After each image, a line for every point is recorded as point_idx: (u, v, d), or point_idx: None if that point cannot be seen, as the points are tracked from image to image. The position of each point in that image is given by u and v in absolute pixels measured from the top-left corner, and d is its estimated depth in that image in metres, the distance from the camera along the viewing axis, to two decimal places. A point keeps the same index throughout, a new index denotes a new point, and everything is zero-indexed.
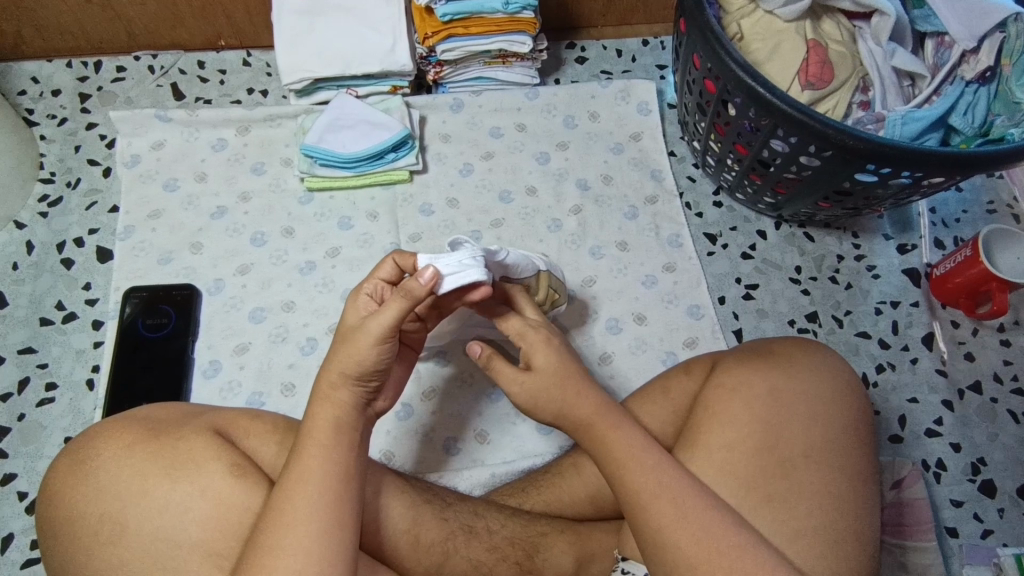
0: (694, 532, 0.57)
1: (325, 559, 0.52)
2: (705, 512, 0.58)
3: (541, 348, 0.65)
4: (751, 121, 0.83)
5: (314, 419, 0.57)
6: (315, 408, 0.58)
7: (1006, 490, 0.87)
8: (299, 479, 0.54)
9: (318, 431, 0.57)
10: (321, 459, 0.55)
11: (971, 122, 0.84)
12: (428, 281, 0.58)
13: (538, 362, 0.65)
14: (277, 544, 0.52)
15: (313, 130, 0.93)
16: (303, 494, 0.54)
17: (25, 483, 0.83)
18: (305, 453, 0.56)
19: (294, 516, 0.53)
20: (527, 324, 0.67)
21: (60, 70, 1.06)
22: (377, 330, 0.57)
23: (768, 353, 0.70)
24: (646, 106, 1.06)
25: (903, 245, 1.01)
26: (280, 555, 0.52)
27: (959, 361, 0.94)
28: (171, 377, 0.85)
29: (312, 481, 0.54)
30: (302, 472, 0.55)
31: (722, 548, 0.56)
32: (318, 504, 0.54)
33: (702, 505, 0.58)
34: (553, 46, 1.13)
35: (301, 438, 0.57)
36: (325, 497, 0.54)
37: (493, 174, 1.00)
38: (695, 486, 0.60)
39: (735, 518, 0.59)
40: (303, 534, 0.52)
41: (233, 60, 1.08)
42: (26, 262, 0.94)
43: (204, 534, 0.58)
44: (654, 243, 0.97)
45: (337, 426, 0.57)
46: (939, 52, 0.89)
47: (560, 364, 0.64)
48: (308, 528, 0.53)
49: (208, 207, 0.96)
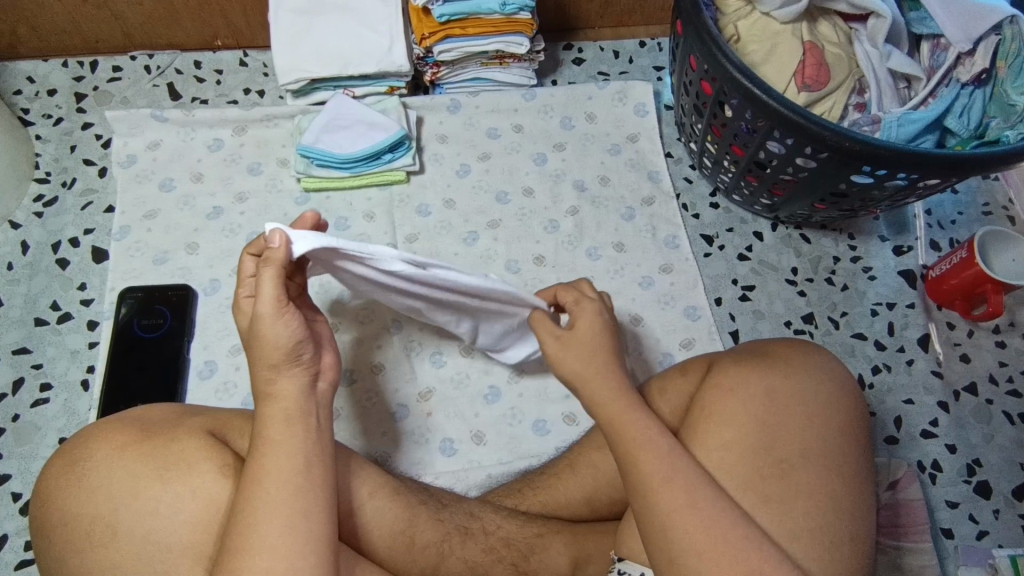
0: (696, 530, 0.57)
1: (293, 554, 0.52)
2: (707, 509, 0.58)
3: (587, 314, 0.67)
4: (747, 122, 0.83)
5: (269, 414, 0.57)
6: (267, 404, 0.58)
7: (1002, 491, 0.88)
8: (255, 476, 0.54)
9: (272, 426, 0.57)
10: (276, 455, 0.55)
11: (967, 124, 0.84)
12: (279, 244, 0.56)
13: (580, 325, 0.67)
14: (242, 545, 0.52)
15: (310, 130, 0.93)
16: (259, 494, 0.54)
17: (19, 484, 0.82)
18: (257, 451, 0.55)
19: (256, 515, 0.53)
20: (582, 294, 0.70)
21: (55, 69, 1.06)
22: (267, 309, 0.56)
23: (766, 354, 0.71)
24: (643, 107, 1.07)
25: (899, 246, 1.02)
26: (248, 555, 0.51)
27: (956, 363, 0.94)
28: (166, 377, 0.85)
29: (267, 479, 0.54)
30: (261, 469, 0.55)
31: (724, 546, 0.56)
32: (276, 501, 0.53)
33: (705, 502, 0.58)
34: (551, 47, 1.13)
35: (257, 435, 0.57)
36: (284, 491, 0.54)
37: (490, 174, 1.00)
38: (699, 482, 0.59)
39: (739, 515, 0.58)
40: (266, 533, 0.52)
41: (230, 60, 1.08)
42: (21, 262, 0.94)
43: (196, 537, 0.58)
44: (651, 243, 0.97)
45: (291, 415, 0.57)
46: (935, 54, 0.89)
47: (598, 331, 0.67)
48: (270, 526, 0.53)
49: (204, 207, 0.96)
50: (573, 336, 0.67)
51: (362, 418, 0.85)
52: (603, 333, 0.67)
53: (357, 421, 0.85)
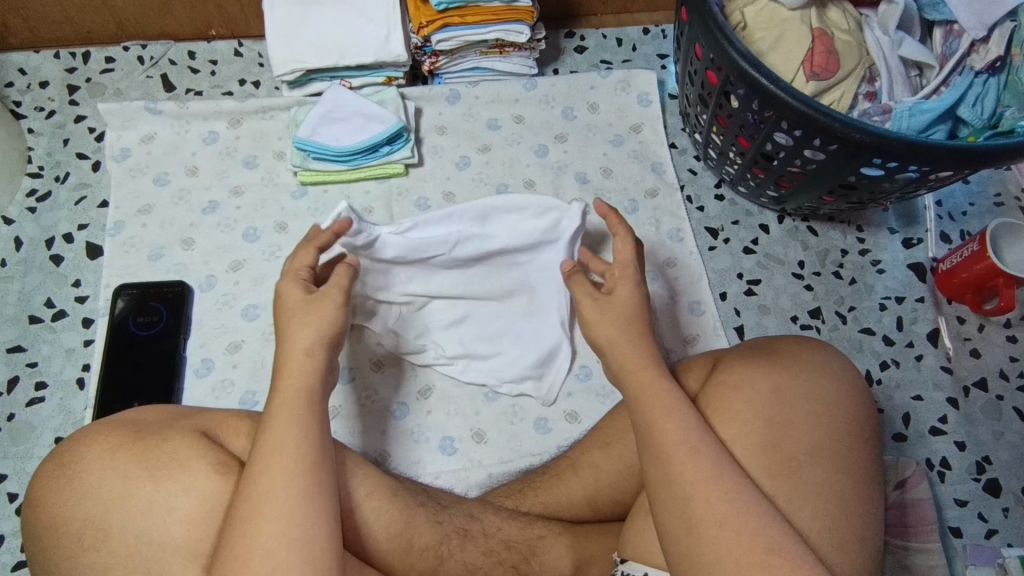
0: (709, 516, 0.55)
1: (306, 519, 0.53)
2: (725, 492, 0.56)
3: (626, 283, 0.69)
4: (754, 113, 0.81)
5: (280, 393, 0.59)
6: (280, 390, 0.59)
7: (1011, 490, 0.86)
8: (272, 450, 0.55)
9: (282, 406, 0.58)
10: (283, 431, 0.56)
11: (980, 114, 0.82)
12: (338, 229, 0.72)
13: (620, 292, 0.68)
14: (257, 509, 0.53)
15: (306, 122, 0.91)
16: (279, 463, 0.54)
17: (15, 485, 0.81)
18: (278, 420, 0.57)
19: (271, 484, 0.54)
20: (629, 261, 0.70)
21: (47, 60, 1.04)
22: (341, 296, 0.66)
23: (771, 351, 0.69)
24: (646, 97, 1.04)
25: (909, 238, 0.99)
26: (260, 519, 0.52)
27: (965, 358, 0.93)
28: (162, 375, 0.84)
29: (287, 450, 0.55)
30: (273, 444, 0.56)
31: (743, 531, 0.55)
32: (293, 468, 0.54)
33: (721, 491, 0.56)
34: (552, 35, 1.10)
35: (270, 411, 0.58)
36: (298, 461, 0.55)
37: (491, 166, 0.98)
38: (714, 476, 0.57)
39: (757, 501, 0.56)
40: (280, 498, 0.53)
41: (225, 50, 1.06)
42: (15, 258, 0.93)
43: (190, 534, 0.57)
44: (655, 237, 0.95)
45: (302, 392, 0.59)
46: (948, 41, 0.86)
47: (634, 304, 0.67)
48: (286, 490, 0.53)
49: (200, 201, 0.94)
50: (615, 304, 0.68)
51: (362, 416, 0.84)
52: (638, 305, 0.68)
53: (357, 418, 0.84)
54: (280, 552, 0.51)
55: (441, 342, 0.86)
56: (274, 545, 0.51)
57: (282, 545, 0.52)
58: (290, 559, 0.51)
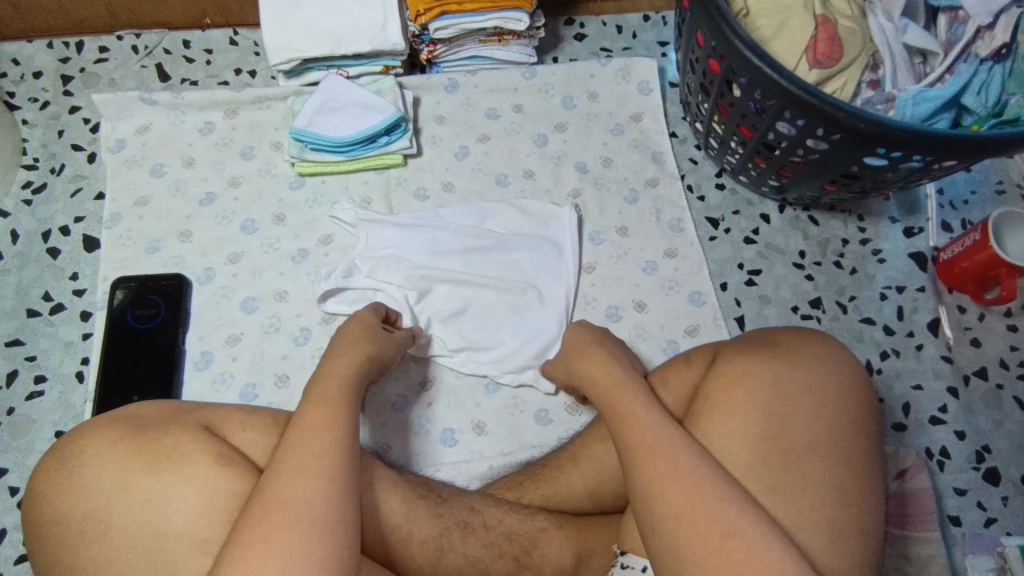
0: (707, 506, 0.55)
1: (343, 486, 0.54)
2: (709, 487, 0.56)
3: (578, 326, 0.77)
4: (756, 102, 0.80)
5: (326, 380, 0.61)
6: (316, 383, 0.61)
7: (1011, 479, 0.86)
8: (314, 429, 0.56)
9: (324, 393, 0.60)
10: (329, 412, 0.58)
11: (984, 102, 0.81)
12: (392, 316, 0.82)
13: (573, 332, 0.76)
14: (302, 466, 0.54)
15: (302, 113, 0.90)
16: (328, 434, 0.56)
17: (16, 478, 0.81)
18: (321, 401, 0.59)
19: (320, 449, 0.55)
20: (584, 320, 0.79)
21: (40, 50, 1.03)
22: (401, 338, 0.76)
23: (772, 343, 0.69)
24: (647, 85, 1.03)
25: (910, 227, 0.99)
26: (304, 475, 0.53)
27: (965, 347, 0.93)
28: (161, 368, 0.84)
29: (331, 425, 0.57)
30: (315, 420, 0.57)
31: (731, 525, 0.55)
32: (342, 441, 0.57)
33: (704, 483, 0.57)
34: (551, 21, 1.09)
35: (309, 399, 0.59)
36: (341, 437, 0.57)
37: (490, 157, 0.97)
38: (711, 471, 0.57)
39: (742, 495, 0.57)
40: (323, 464, 0.54)
41: (220, 39, 1.05)
42: (12, 251, 0.92)
43: (193, 523, 0.57)
44: (655, 227, 0.95)
45: (342, 386, 0.61)
46: (952, 28, 0.86)
47: (586, 336, 0.74)
48: (327, 459, 0.55)
49: (197, 192, 0.93)
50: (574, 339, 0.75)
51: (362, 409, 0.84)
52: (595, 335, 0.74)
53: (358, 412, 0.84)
54: (320, 505, 0.52)
55: (442, 336, 0.86)
56: (317, 500, 0.52)
57: (325, 502, 0.53)
58: (331, 515, 0.52)
